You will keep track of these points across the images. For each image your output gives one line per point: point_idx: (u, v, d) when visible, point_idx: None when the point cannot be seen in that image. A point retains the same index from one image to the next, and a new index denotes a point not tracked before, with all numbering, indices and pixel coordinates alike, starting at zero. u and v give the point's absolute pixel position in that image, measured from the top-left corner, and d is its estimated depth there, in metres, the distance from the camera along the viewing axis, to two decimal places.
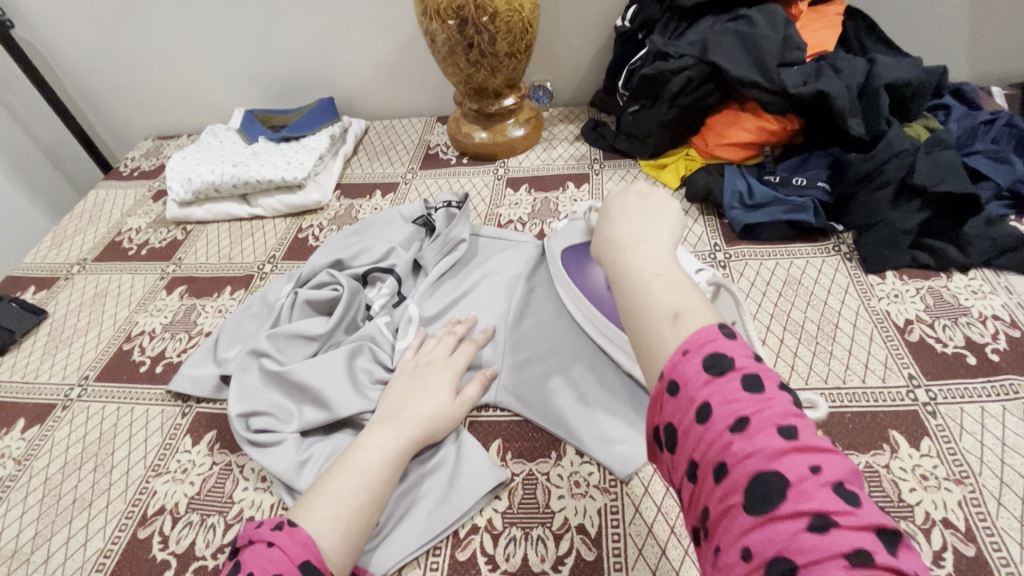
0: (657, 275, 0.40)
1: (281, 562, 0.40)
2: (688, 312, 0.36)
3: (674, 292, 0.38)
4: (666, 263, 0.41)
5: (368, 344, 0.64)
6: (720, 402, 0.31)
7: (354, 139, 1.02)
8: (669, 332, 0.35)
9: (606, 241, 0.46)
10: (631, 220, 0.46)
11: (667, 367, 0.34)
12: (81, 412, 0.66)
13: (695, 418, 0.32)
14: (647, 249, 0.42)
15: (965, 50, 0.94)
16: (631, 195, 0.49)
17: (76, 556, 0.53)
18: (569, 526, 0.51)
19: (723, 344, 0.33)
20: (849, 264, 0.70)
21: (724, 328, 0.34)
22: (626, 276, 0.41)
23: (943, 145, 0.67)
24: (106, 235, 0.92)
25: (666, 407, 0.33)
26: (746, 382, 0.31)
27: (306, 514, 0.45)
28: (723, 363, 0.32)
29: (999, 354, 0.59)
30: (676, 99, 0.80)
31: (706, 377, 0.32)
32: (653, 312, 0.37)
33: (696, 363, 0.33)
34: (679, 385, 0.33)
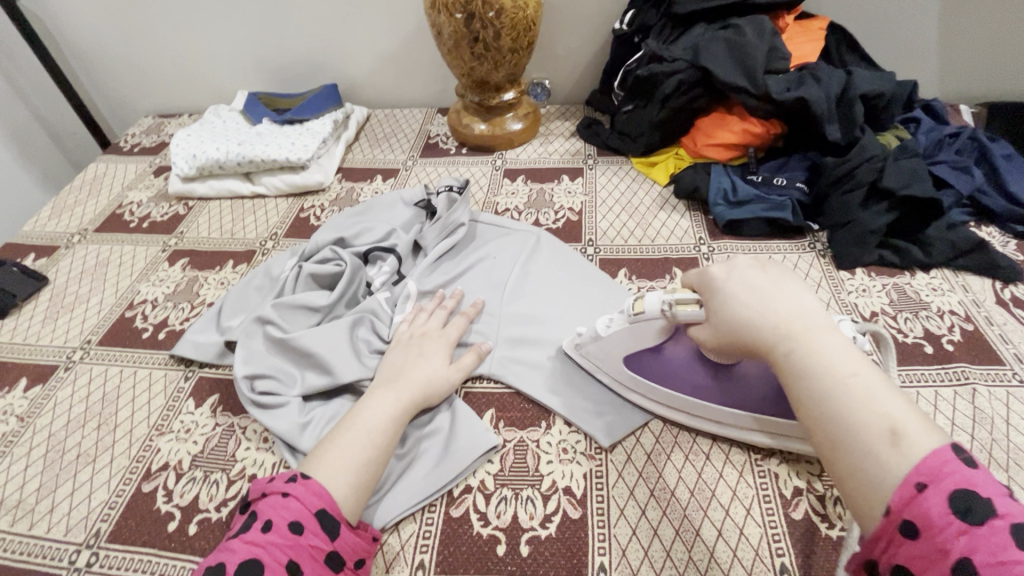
0: (851, 378, 0.40)
1: (298, 511, 0.45)
2: (905, 430, 0.36)
3: (878, 403, 0.38)
4: (856, 358, 0.41)
5: (368, 316, 0.67)
6: (986, 558, 0.30)
7: (356, 126, 1.04)
8: (890, 457, 0.36)
9: (762, 327, 0.45)
10: (780, 300, 0.45)
11: (897, 503, 0.34)
12: (83, 374, 0.67)
13: (952, 572, 0.31)
14: (824, 340, 0.42)
15: (936, 68, 1.01)
16: (756, 268, 0.48)
17: (81, 507, 0.55)
18: (557, 487, 0.55)
19: (973, 481, 0.33)
20: (822, 260, 0.75)
21: (960, 454, 0.34)
22: (813, 377, 0.41)
23: (910, 153, 0.73)
24: (107, 207, 0.93)
25: (907, 549, 0.33)
26: (1015, 534, 0.30)
27: (319, 467, 0.49)
28: (978, 507, 0.32)
29: (953, 344, 0.64)
30: (668, 101, 0.84)
31: (960, 525, 0.31)
32: (864, 426, 0.38)
33: (941, 502, 0.32)
34: (921, 528, 0.32)
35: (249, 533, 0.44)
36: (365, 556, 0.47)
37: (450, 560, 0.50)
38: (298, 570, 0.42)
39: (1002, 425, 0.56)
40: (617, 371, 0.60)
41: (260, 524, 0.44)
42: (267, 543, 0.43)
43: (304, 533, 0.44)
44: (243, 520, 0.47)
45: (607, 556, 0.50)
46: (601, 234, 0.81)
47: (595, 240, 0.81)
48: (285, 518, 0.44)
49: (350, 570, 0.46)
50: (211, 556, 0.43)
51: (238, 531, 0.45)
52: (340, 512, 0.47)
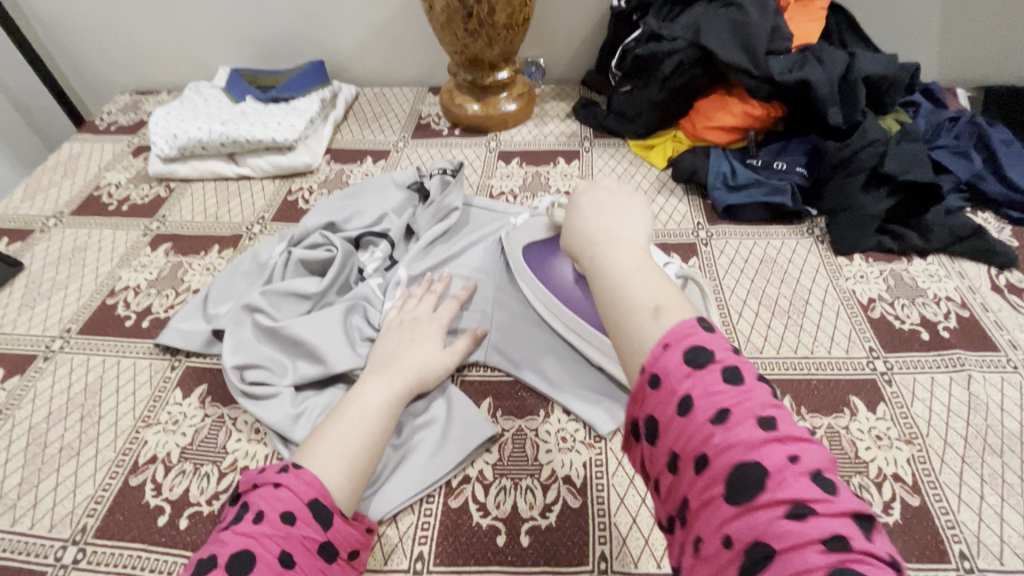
0: (634, 273, 0.39)
1: (290, 501, 0.43)
2: (668, 307, 0.36)
3: (651, 286, 0.38)
4: (645, 259, 0.41)
5: (361, 303, 0.65)
6: (701, 394, 0.31)
7: (344, 105, 1.01)
8: (646, 327, 0.35)
9: (582, 235, 0.45)
10: (604, 216, 0.45)
11: (648, 361, 0.33)
12: (64, 364, 0.65)
13: (677, 411, 0.31)
14: (628, 246, 0.42)
15: (935, 51, 1.00)
16: (600, 191, 0.48)
17: (66, 502, 0.53)
18: (557, 477, 0.54)
19: (702, 337, 0.33)
20: (820, 246, 0.74)
21: (702, 322, 0.34)
22: (605, 272, 0.40)
23: (912, 138, 0.72)
24: (83, 189, 0.89)
25: (648, 401, 0.33)
26: (725, 374, 0.31)
27: (311, 457, 0.48)
28: (703, 355, 0.32)
29: (950, 331, 0.64)
30: (667, 81, 0.83)
31: (688, 371, 0.32)
32: (632, 304, 0.37)
33: (679, 356, 0.33)
34: (660, 378, 0.32)
35: (240, 524, 0.42)
36: (358, 546, 0.47)
37: (450, 551, 0.50)
38: (292, 561, 0.41)
39: (997, 411, 0.57)
40: (516, 262, 0.68)
41: (252, 515, 0.42)
42: (260, 535, 0.41)
43: (297, 523, 0.43)
44: (231, 514, 0.45)
45: (608, 545, 0.49)
46: None
47: None
48: (278, 508, 0.43)
49: (342, 561, 0.45)
50: (200, 549, 0.41)
51: (229, 523, 0.43)
52: (333, 503, 0.46)
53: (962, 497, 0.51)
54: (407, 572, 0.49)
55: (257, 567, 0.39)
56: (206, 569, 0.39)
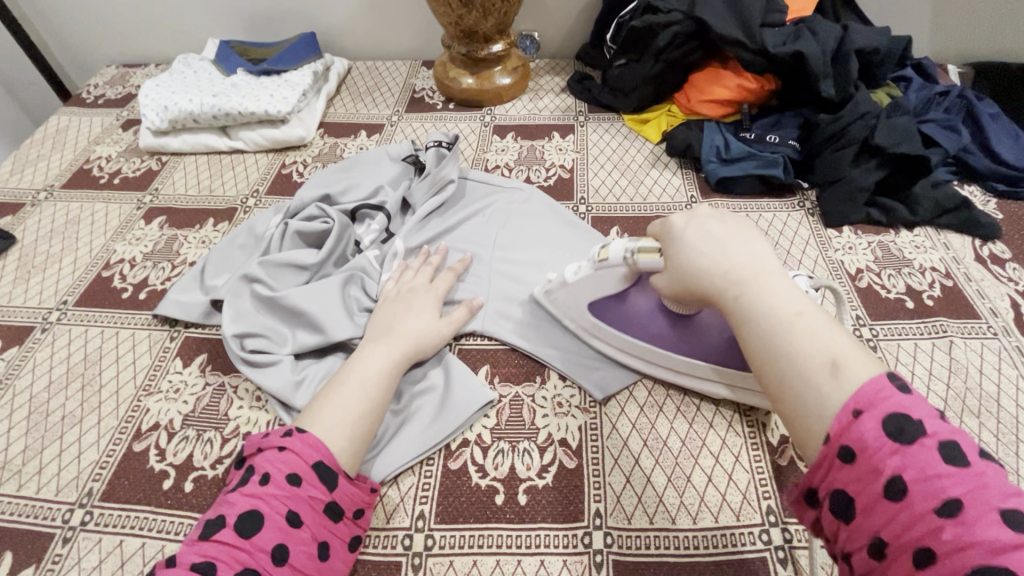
0: (797, 316, 0.39)
1: (295, 465, 0.45)
2: (846, 363, 0.36)
3: (826, 338, 0.38)
4: (802, 300, 0.41)
5: (359, 274, 0.66)
6: (915, 476, 0.31)
7: (336, 79, 1.00)
8: (828, 387, 0.36)
9: (711, 275, 0.44)
10: (730, 250, 0.45)
11: (835, 430, 0.34)
12: (62, 335, 0.65)
13: (885, 493, 0.31)
14: (775, 282, 0.42)
15: (928, 26, 1.00)
16: (709, 219, 0.47)
17: (71, 468, 0.54)
18: (553, 439, 0.56)
19: (901, 402, 0.33)
20: (810, 218, 0.76)
21: (895, 380, 0.34)
22: (758, 317, 0.40)
23: (902, 111, 0.73)
24: (73, 162, 0.88)
25: (839, 473, 0.33)
26: (944, 455, 0.31)
27: (314, 420, 0.49)
28: (910, 429, 0.32)
29: (933, 299, 0.66)
30: (662, 54, 0.83)
31: (893, 446, 0.32)
32: (806, 362, 0.37)
33: (874, 426, 0.33)
34: (857, 452, 0.33)
35: (247, 486, 0.44)
36: (365, 506, 0.48)
37: (450, 510, 0.51)
38: (299, 520, 0.43)
39: (976, 375, 0.59)
40: (581, 316, 0.61)
41: (258, 477, 0.45)
42: (267, 495, 0.43)
43: (302, 485, 0.44)
44: (239, 475, 0.47)
45: (602, 502, 0.51)
46: (593, 192, 0.80)
47: (587, 198, 0.80)
48: (283, 471, 0.45)
49: (349, 519, 0.47)
50: (212, 508, 0.44)
51: (237, 483, 0.45)
52: (338, 464, 0.47)
53: None
54: (409, 530, 0.50)
55: (264, 527, 0.42)
56: (215, 529, 0.42)
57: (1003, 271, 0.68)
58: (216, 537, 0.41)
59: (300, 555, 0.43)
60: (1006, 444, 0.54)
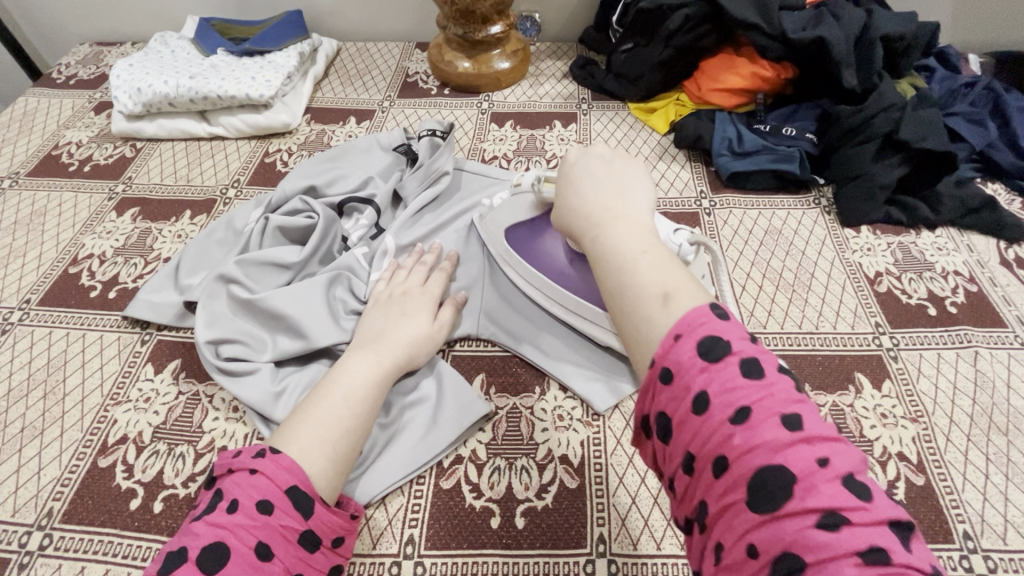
0: (642, 253, 0.38)
1: (267, 489, 0.40)
2: (678, 294, 0.35)
3: (659, 271, 0.36)
4: (652, 241, 0.39)
5: (345, 274, 0.61)
6: (717, 390, 0.29)
7: (324, 61, 0.94)
8: (658, 316, 0.34)
9: (581, 216, 0.44)
10: (604, 192, 0.44)
11: (658, 354, 0.32)
12: (23, 337, 0.60)
13: (692, 409, 0.30)
14: (633, 223, 0.41)
15: (950, 12, 0.95)
16: (593, 161, 0.47)
17: (30, 485, 0.50)
18: (553, 457, 0.52)
19: (716, 326, 0.32)
20: (827, 217, 0.71)
21: (716, 309, 0.33)
22: (609, 253, 0.39)
23: (928, 103, 0.69)
24: (41, 147, 0.82)
25: (660, 397, 0.32)
26: (745, 368, 0.30)
27: (292, 438, 0.45)
28: (718, 348, 0.31)
29: (957, 306, 0.62)
30: (672, 39, 0.78)
31: (701, 364, 0.30)
32: (641, 292, 0.36)
33: (691, 348, 0.31)
34: (673, 373, 0.31)
35: (213, 515, 0.39)
36: (344, 533, 0.44)
37: (441, 535, 0.47)
38: (269, 553, 0.39)
39: (1003, 388, 0.55)
40: (497, 247, 0.63)
41: (225, 504, 0.40)
42: (234, 526, 0.39)
43: (274, 512, 0.40)
44: (205, 500, 0.42)
45: (606, 527, 0.48)
46: None
47: None
48: (254, 497, 0.40)
49: (327, 548, 0.42)
50: (172, 539, 0.39)
51: (202, 510, 0.41)
52: (315, 488, 0.43)
53: (967, 476, 0.50)
54: (397, 556, 0.47)
55: (231, 562, 0.37)
56: (175, 565, 0.37)
57: None
58: (175, 575, 0.36)
59: None
60: None
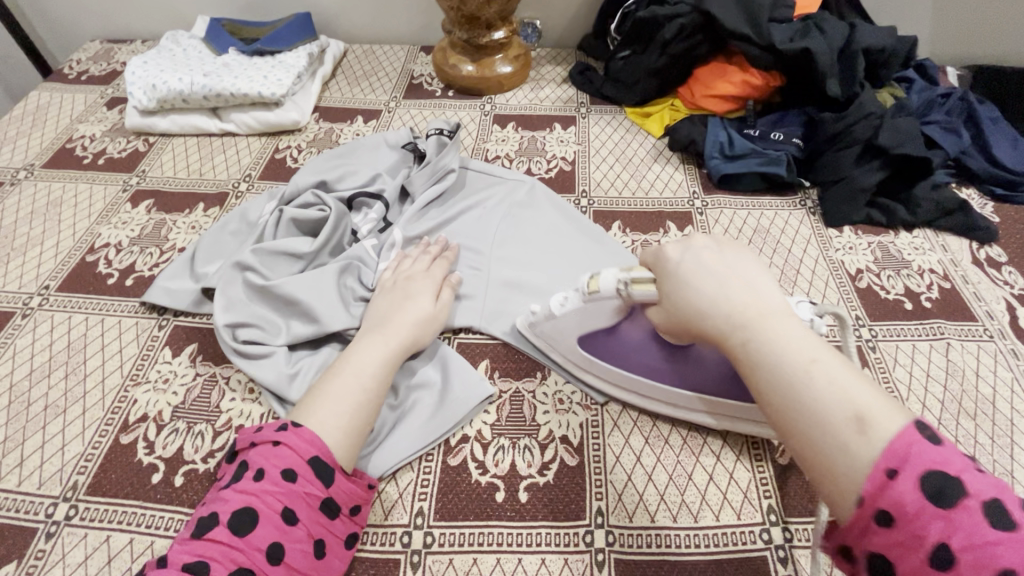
0: (812, 361, 0.36)
1: (291, 459, 0.44)
2: (873, 416, 0.32)
3: (844, 387, 0.34)
4: (815, 342, 0.37)
5: (355, 264, 0.64)
6: (963, 543, 0.28)
7: (332, 62, 0.97)
8: (856, 445, 0.32)
9: (717, 317, 0.40)
10: (732, 287, 0.41)
11: (869, 492, 0.31)
12: (44, 321, 0.62)
13: (930, 561, 0.29)
14: (788, 324, 0.38)
15: (930, 28, 1.00)
16: (705, 251, 0.44)
17: (54, 460, 0.52)
18: (554, 436, 0.55)
19: (935, 459, 0.30)
20: (812, 217, 0.75)
21: (925, 431, 0.31)
22: (772, 363, 0.37)
23: (905, 111, 0.74)
24: (54, 141, 0.85)
25: (877, 538, 0.30)
26: (989, 514, 0.28)
27: (309, 413, 0.48)
28: (950, 491, 0.29)
29: (931, 301, 0.66)
30: (667, 46, 0.82)
31: (935, 511, 0.29)
32: (829, 415, 0.33)
33: (913, 488, 0.30)
34: (896, 517, 0.30)
35: (241, 482, 0.43)
36: (361, 502, 0.47)
37: (449, 507, 0.50)
38: (294, 518, 0.42)
39: (972, 377, 0.59)
40: (570, 351, 0.57)
41: (252, 473, 0.43)
42: (261, 492, 0.42)
43: (298, 480, 0.43)
44: (231, 470, 0.45)
45: (604, 500, 0.51)
46: (594, 185, 0.79)
47: (588, 191, 0.79)
48: (278, 466, 0.43)
49: (346, 516, 0.45)
50: (204, 505, 0.42)
51: (231, 479, 0.44)
52: (334, 458, 0.46)
53: None
54: (408, 527, 0.49)
55: (260, 524, 0.41)
56: (209, 527, 0.41)
57: (1000, 274, 0.69)
58: (209, 535, 0.40)
59: (296, 553, 0.41)
60: (1000, 446, 0.55)
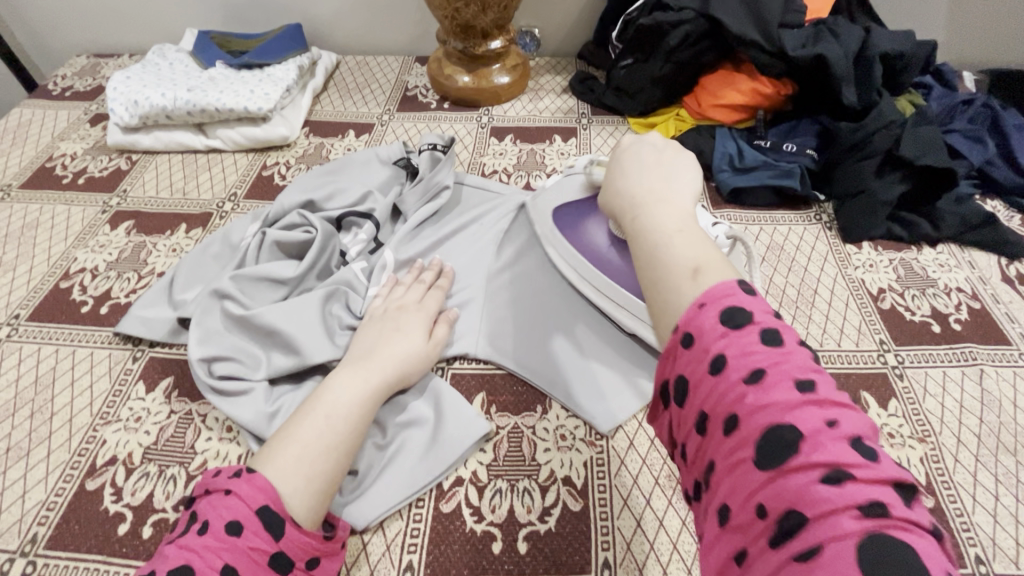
0: (680, 230, 0.36)
1: (238, 510, 0.39)
2: (709, 268, 0.33)
3: (694, 249, 0.35)
4: (688, 221, 0.38)
5: (342, 288, 0.60)
6: (737, 353, 0.28)
7: (324, 74, 0.93)
8: (687, 289, 0.32)
9: (623, 197, 0.41)
10: (648, 175, 0.42)
11: (682, 321, 0.31)
12: (11, 354, 0.59)
13: (708, 370, 0.29)
14: (673, 204, 0.39)
15: (945, 31, 0.96)
16: (645, 147, 0.45)
17: (13, 509, 0.48)
18: (556, 478, 0.51)
19: (740, 298, 0.30)
20: (828, 232, 0.71)
21: (743, 284, 0.32)
22: (648, 230, 0.37)
23: (927, 120, 0.69)
24: (34, 160, 0.81)
25: (677, 360, 0.30)
26: (763, 334, 0.29)
27: (272, 459, 0.43)
28: (742, 315, 0.29)
29: (961, 323, 0.62)
30: (672, 54, 0.78)
31: (723, 330, 0.29)
32: (672, 267, 0.34)
33: (714, 315, 0.30)
34: (693, 336, 0.30)
35: (184, 538, 0.38)
36: (320, 556, 0.42)
37: (442, 560, 0.46)
38: None
39: (1010, 408, 0.55)
40: (544, 224, 0.65)
41: (197, 526, 0.38)
42: (202, 548, 0.37)
43: (245, 534, 0.38)
44: (179, 523, 0.41)
45: (611, 551, 0.46)
46: None
47: None
48: (223, 518, 0.38)
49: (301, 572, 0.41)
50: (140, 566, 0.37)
51: (175, 534, 0.39)
52: (288, 509, 0.41)
53: (977, 498, 0.49)
54: None
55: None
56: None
57: None
58: None
59: None
60: None
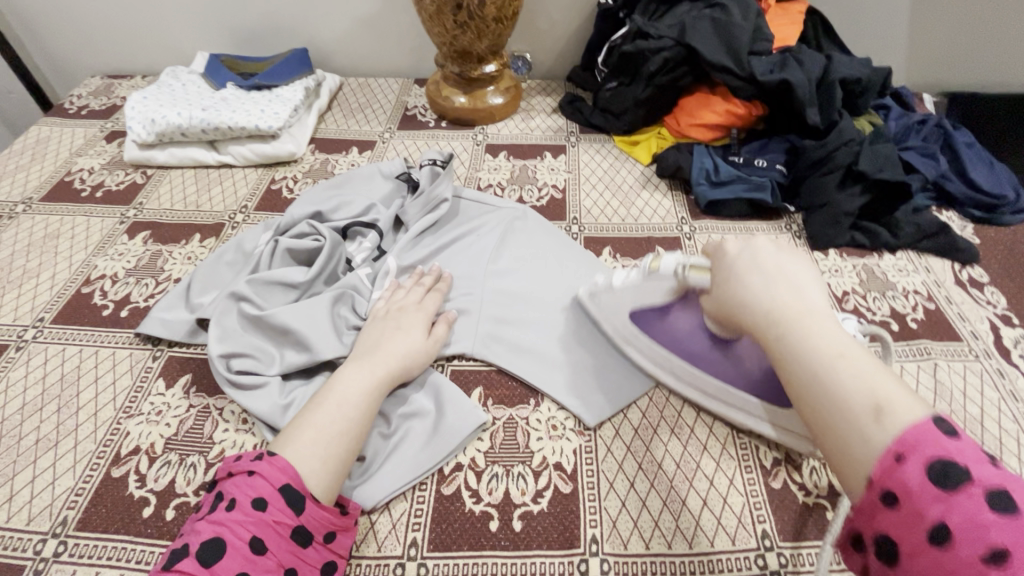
0: (840, 354, 0.38)
1: (261, 488, 0.44)
2: (890, 404, 0.34)
3: (870, 380, 0.36)
4: (849, 342, 0.39)
5: (349, 292, 0.65)
6: (961, 522, 0.29)
7: (328, 95, 0.99)
8: (872, 430, 0.34)
9: (756, 311, 0.44)
10: (776, 286, 0.45)
11: (878, 473, 0.32)
12: (38, 354, 0.63)
13: (929, 538, 0.29)
14: (823, 322, 0.41)
15: (904, 57, 1.04)
16: (762, 251, 0.48)
17: (44, 495, 0.52)
18: (548, 463, 0.55)
19: (949, 449, 0.31)
20: (797, 241, 0.77)
21: (941, 422, 0.32)
22: (804, 356, 0.39)
23: (883, 138, 0.76)
24: (53, 174, 0.86)
25: (885, 518, 0.32)
26: (991, 500, 0.29)
27: (289, 442, 0.48)
28: (955, 474, 0.30)
29: (917, 322, 0.67)
30: (653, 78, 0.85)
31: (936, 491, 0.30)
32: (850, 402, 0.35)
33: (919, 471, 0.31)
34: (900, 497, 0.31)
35: (214, 513, 0.43)
36: (337, 529, 0.47)
37: (443, 537, 0.50)
38: (262, 547, 0.42)
39: (960, 397, 0.60)
40: (620, 324, 0.62)
41: (225, 503, 0.44)
42: (231, 522, 0.42)
43: (267, 509, 0.43)
44: (211, 501, 0.46)
45: (599, 528, 0.51)
46: (585, 212, 0.81)
47: (579, 218, 0.80)
48: (250, 495, 0.43)
49: (319, 543, 0.45)
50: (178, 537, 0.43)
51: (207, 510, 0.45)
52: (306, 486, 0.46)
53: None
54: (401, 558, 0.49)
55: (227, 554, 0.41)
56: (179, 558, 0.41)
57: (982, 294, 0.70)
58: (177, 567, 0.40)
59: None
60: None
